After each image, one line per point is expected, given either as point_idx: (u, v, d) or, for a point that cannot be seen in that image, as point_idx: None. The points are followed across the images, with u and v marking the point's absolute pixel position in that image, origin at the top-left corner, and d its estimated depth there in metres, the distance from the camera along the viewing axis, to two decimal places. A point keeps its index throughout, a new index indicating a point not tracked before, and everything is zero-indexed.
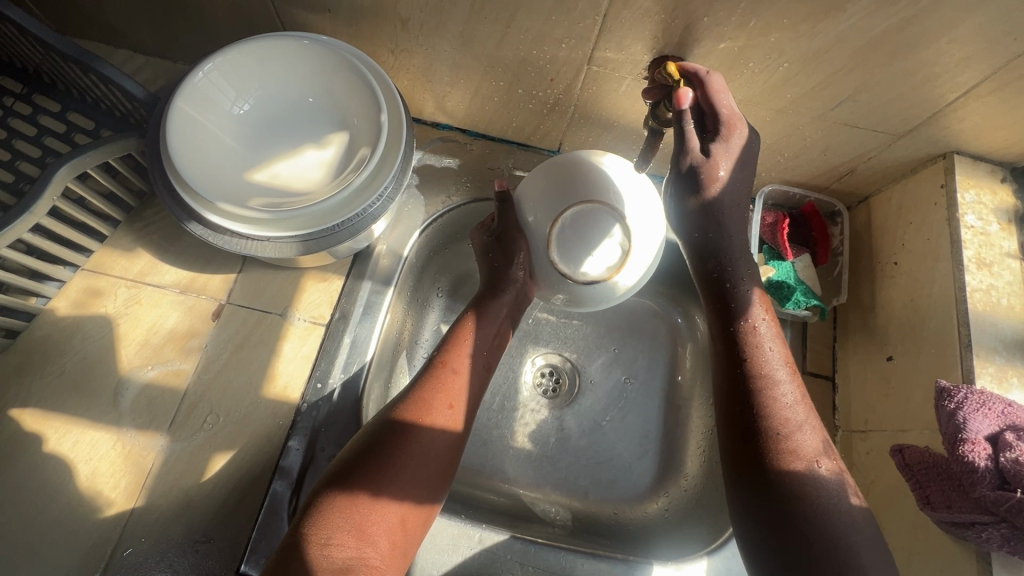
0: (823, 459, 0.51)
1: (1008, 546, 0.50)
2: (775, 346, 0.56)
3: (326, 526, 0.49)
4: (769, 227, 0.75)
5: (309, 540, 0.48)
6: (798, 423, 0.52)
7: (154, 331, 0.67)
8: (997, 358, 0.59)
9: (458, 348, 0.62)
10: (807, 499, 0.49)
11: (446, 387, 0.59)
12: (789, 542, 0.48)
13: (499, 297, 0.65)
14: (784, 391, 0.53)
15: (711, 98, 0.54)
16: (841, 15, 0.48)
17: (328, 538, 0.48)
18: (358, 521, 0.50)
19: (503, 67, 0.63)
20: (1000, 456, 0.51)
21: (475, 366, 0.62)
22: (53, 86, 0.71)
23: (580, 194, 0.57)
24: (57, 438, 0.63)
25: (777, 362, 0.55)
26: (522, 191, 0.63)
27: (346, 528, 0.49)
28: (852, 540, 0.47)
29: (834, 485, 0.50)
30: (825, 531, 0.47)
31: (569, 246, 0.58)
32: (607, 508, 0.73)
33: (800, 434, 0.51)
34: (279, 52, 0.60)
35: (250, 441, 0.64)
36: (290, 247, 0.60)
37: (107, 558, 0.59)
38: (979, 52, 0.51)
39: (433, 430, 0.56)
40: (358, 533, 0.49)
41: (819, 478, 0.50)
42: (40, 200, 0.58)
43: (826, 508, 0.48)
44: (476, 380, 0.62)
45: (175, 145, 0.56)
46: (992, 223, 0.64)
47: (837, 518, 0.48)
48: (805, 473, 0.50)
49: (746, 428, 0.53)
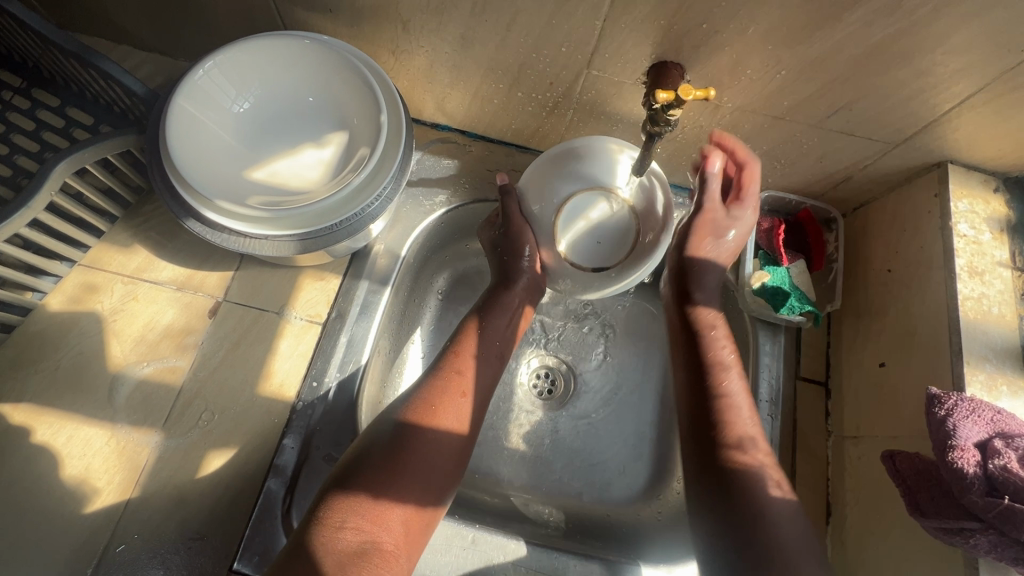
0: (761, 450, 0.59)
1: (995, 552, 0.51)
2: (727, 352, 0.66)
3: (340, 510, 0.49)
4: (765, 232, 0.76)
5: (321, 521, 0.49)
6: (743, 419, 0.61)
7: (150, 327, 0.67)
8: (987, 366, 0.59)
9: (473, 339, 0.63)
10: (741, 478, 0.57)
11: (460, 376, 0.60)
12: (730, 521, 0.55)
13: (510, 289, 0.66)
14: (732, 390, 0.62)
15: (739, 159, 0.66)
16: (838, 24, 0.49)
17: (342, 522, 0.49)
18: (373, 505, 0.50)
19: (503, 69, 0.63)
20: (989, 463, 0.51)
21: (489, 356, 0.63)
22: (52, 81, 0.71)
23: (591, 184, 0.62)
24: (52, 431, 0.63)
25: (727, 363, 0.65)
26: (528, 189, 0.65)
27: (359, 512, 0.50)
28: (782, 522, 0.54)
29: (766, 473, 0.57)
30: (755, 508, 0.55)
31: (576, 235, 0.64)
32: (601, 510, 0.73)
33: (738, 425, 0.60)
34: (280, 51, 0.60)
35: (245, 438, 0.64)
36: (287, 245, 0.61)
37: (99, 554, 0.59)
38: (973, 63, 0.51)
39: (448, 417, 0.57)
40: (371, 517, 0.50)
41: (753, 466, 0.58)
42: (38, 194, 0.58)
43: (756, 486, 0.56)
44: (492, 371, 0.63)
45: (173, 140, 0.56)
46: (985, 232, 0.64)
47: (764, 495, 0.56)
48: (746, 462, 0.58)
49: (700, 423, 0.62)
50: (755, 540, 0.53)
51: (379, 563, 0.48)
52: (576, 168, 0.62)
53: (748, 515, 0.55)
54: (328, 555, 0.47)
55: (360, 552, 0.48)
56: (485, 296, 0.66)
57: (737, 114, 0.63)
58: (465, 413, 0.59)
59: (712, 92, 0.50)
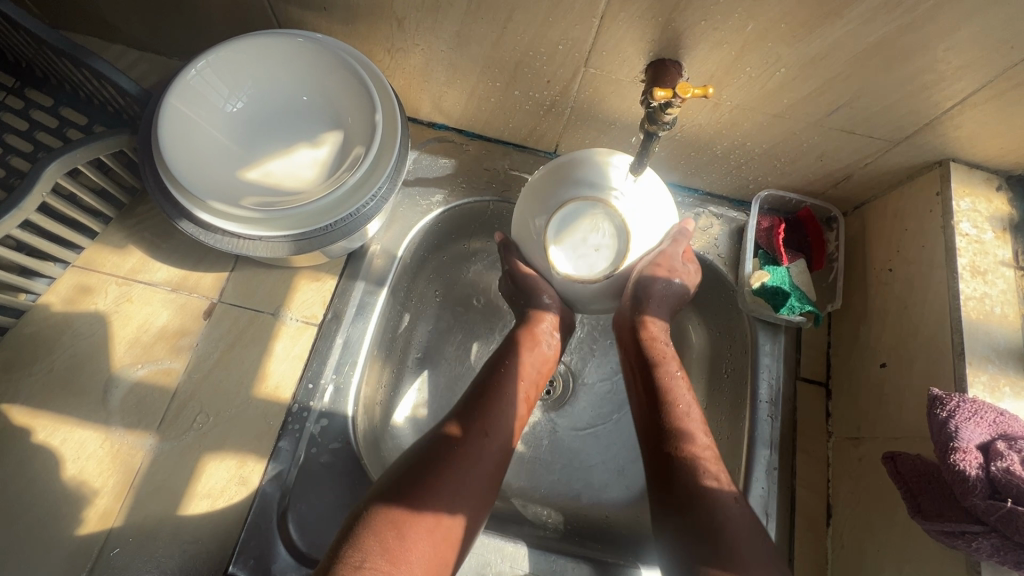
0: (702, 444, 0.59)
1: (998, 556, 0.50)
2: (667, 348, 0.66)
3: (360, 548, 0.47)
4: (765, 231, 0.75)
5: (343, 562, 0.47)
6: (685, 413, 0.61)
7: (144, 329, 0.67)
8: (989, 367, 0.58)
9: (499, 379, 0.61)
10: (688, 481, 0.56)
11: (487, 415, 0.58)
12: (680, 518, 0.54)
13: (532, 330, 0.66)
14: (675, 385, 0.63)
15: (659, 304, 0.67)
16: (838, 21, 0.48)
17: (362, 561, 0.46)
18: (394, 545, 0.48)
19: (499, 68, 0.63)
20: (991, 465, 0.51)
21: (517, 396, 0.61)
22: (45, 81, 0.70)
23: (552, 209, 0.62)
24: (46, 434, 0.62)
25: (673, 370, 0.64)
26: (520, 239, 0.68)
27: (381, 552, 0.47)
28: (727, 512, 0.54)
29: (704, 465, 0.57)
30: (700, 499, 0.54)
31: (584, 255, 0.63)
32: (600, 512, 0.72)
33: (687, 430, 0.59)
34: (273, 49, 0.59)
35: (240, 440, 0.63)
36: (282, 247, 0.60)
37: (93, 558, 0.58)
38: (975, 60, 0.51)
39: (474, 456, 0.55)
40: (392, 557, 0.47)
41: (696, 456, 0.57)
42: (29, 195, 0.57)
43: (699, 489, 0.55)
44: (511, 411, 0.60)
45: (165, 140, 0.56)
46: (987, 231, 0.64)
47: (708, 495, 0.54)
48: (687, 454, 0.58)
49: (649, 423, 0.62)
50: (704, 530, 0.52)
51: None
52: (572, 174, 0.61)
53: (694, 509, 0.54)
54: None
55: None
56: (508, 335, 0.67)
57: (737, 112, 0.62)
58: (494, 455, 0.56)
59: (712, 90, 0.50)
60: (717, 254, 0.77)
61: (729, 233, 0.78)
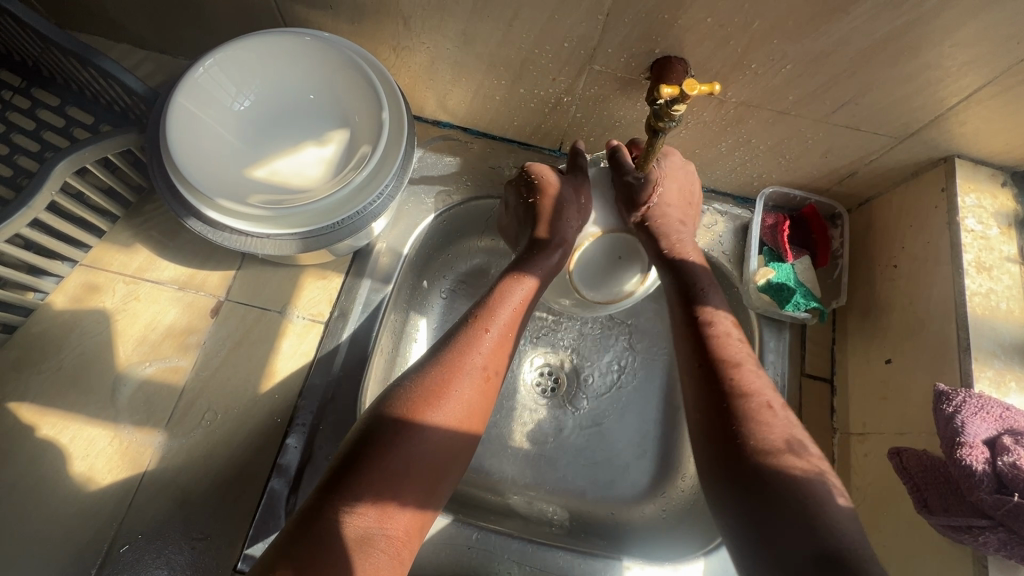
0: (792, 434, 0.50)
1: (1005, 550, 0.50)
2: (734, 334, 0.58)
3: (350, 492, 0.47)
4: (769, 229, 0.76)
5: (334, 505, 0.46)
6: (761, 397, 0.53)
7: (152, 327, 0.67)
8: (995, 363, 0.58)
9: (494, 307, 0.60)
10: (786, 474, 0.47)
11: (482, 352, 0.57)
12: (773, 511, 0.46)
13: (547, 253, 0.65)
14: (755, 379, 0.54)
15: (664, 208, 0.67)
16: (844, 17, 0.48)
17: (352, 506, 0.46)
18: (384, 493, 0.48)
19: (505, 65, 0.63)
20: (998, 460, 0.51)
21: (513, 331, 0.60)
22: (52, 81, 0.70)
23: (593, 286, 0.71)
24: (56, 431, 0.63)
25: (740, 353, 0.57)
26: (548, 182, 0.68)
27: (371, 498, 0.47)
28: (836, 511, 0.45)
29: (799, 456, 0.48)
30: (798, 492, 0.46)
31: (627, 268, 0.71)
32: (605, 508, 0.73)
33: (770, 417, 0.51)
34: (280, 48, 0.60)
35: (247, 437, 0.63)
36: (289, 245, 0.60)
37: (104, 554, 0.59)
38: (981, 57, 0.51)
39: (464, 395, 0.54)
40: (381, 504, 0.47)
41: (801, 463, 0.48)
42: (38, 194, 0.58)
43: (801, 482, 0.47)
44: (507, 342, 0.59)
45: (173, 138, 0.56)
46: (992, 227, 0.64)
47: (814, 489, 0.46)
48: (778, 445, 0.49)
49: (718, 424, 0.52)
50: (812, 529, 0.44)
51: (386, 550, 0.46)
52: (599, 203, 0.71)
53: (792, 501, 0.45)
54: (338, 539, 0.45)
55: (367, 539, 0.45)
56: (519, 260, 0.64)
57: (741, 109, 0.62)
58: (483, 393, 0.55)
59: (718, 87, 0.50)
60: (721, 252, 0.77)
61: (734, 230, 0.78)
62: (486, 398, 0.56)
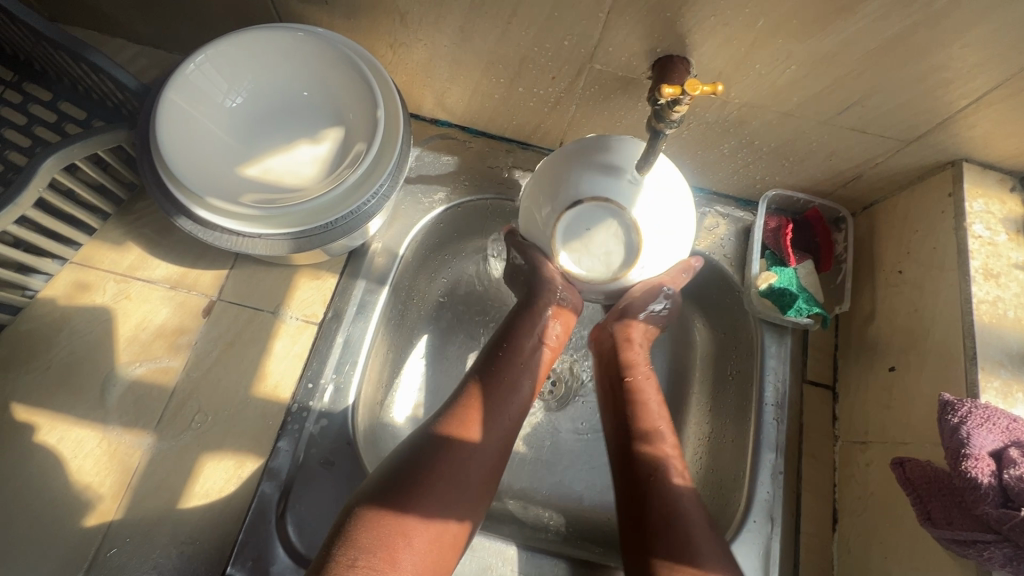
0: (666, 446, 0.60)
1: (1011, 566, 0.49)
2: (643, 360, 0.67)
3: (354, 545, 0.47)
4: (772, 232, 0.74)
5: (338, 560, 0.46)
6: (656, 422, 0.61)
7: (143, 326, 0.66)
8: (1002, 372, 0.57)
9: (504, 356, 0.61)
10: (664, 494, 0.56)
11: (491, 401, 0.57)
12: (652, 522, 0.54)
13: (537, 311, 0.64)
14: (650, 407, 0.62)
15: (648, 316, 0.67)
16: (851, 17, 0.47)
17: (355, 559, 0.46)
18: (388, 543, 0.47)
19: (504, 64, 0.61)
20: (1003, 473, 0.49)
21: (521, 376, 0.60)
22: (44, 75, 0.69)
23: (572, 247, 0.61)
24: (43, 433, 0.62)
25: (648, 385, 0.65)
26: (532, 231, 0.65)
27: (374, 549, 0.46)
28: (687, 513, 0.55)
29: (670, 465, 0.58)
30: (669, 505, 0.55)
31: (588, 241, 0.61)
32: (601, 514, 0.71)
33: (657, 438, 0.60)
34: (274, 44, 0.59)
35: (239, 439, 0.62)
36: (281, 245, 0.59)
37: (90, 559, 0.58)
38: (992, 59, 0.50)
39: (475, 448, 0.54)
40: (387, 554, 0.47)
41: (670, 477, 0.57)
42: (26, 190, 0.57)
43: (671, 497, 0.55)
44: (521, 387, 0.60)
45: (164, 135, 0.55)
46: (1001, 233, 0.62)
47: (675, 501, 0.55)
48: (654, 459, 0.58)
49: (621, 455, 0.60)
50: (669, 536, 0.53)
51: None
52: (594, 158, 0.59)
53: (663, 513, 0.54)
54: None
55: None
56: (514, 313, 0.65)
57: (745, 109, 0.61)
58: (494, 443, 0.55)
59: (721, 88, 0.48)
60: (723, 255, 0.75)
61: (736, 233, 0.76)
62: (501, 434, 0.56)
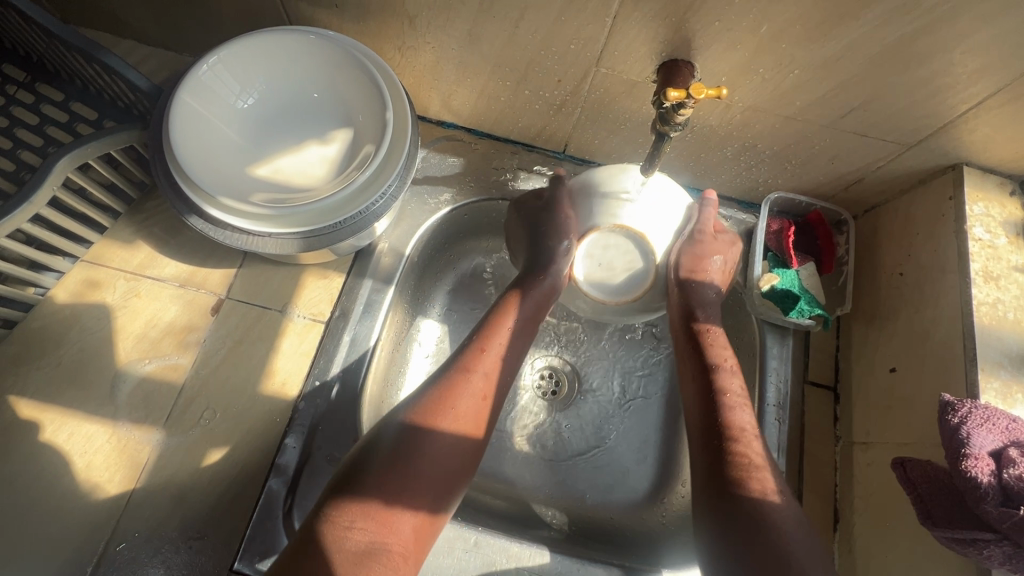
0: (755, 450, 0.56)
1: (1009, 564, 0.50)
2: (727, 355, 0.64)
3: (347, 510, 0.48)
4: (775, 234, 0.75)
5: (331, 521, 0.48)
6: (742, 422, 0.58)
7: (152, 324, 0.67)
8: (1001, 374, 0.58)
9: (496, 330, 0.61)
10: (757, 502, 0.52)
11: (483, 375, 0.58)
12: (743, 530, 0.51)
13: (540, 278, 0.66)
14: (734, 406, 0.59)
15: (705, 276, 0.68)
16: (853, 23, 0.48)
17: (351, 523, 0.47)
18: (383, 509, 0.49)
19: (510, 67, 0.62)
20: (1003, 472, 0.50)
21: (510, 353, 0.61)
22: (56, 76, 0.70)
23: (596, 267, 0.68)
24: (53, 430, 0.62)
25: (735, 384, 0.61)
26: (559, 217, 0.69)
27: (368, 514, 0.48)
28: (784, 525, 0.51)
29: (755, 470, 0.55)
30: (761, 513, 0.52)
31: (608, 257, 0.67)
32: (605, 513, 0.72)
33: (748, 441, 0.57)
34: (285, 46, 0.59)
35: (246, 436, 0.63)
36: (291, 243, 0.60)
37: (99, 554, 0.58)
38: (992, 64, 0.50)
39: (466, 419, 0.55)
40: (381, 518, 0.48)
41: (763, 484, 0.54)
42: (40, 189, 0.57)
43: (764, 507, 0.52)
44: (508, 362, 0.61)
45: (177, 136, 0.56)
46: (1000, 236, 0.63)
47: (771, 512, 0.52)
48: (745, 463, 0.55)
49: (706, 454, 0.57)
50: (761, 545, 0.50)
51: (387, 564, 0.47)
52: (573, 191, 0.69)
53: (757, 521, 0.51)
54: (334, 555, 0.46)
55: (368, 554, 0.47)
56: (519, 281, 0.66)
57: (748, 113, 0.62)
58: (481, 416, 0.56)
59: (725, 91, 0.49)
60: None
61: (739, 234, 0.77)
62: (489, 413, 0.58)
